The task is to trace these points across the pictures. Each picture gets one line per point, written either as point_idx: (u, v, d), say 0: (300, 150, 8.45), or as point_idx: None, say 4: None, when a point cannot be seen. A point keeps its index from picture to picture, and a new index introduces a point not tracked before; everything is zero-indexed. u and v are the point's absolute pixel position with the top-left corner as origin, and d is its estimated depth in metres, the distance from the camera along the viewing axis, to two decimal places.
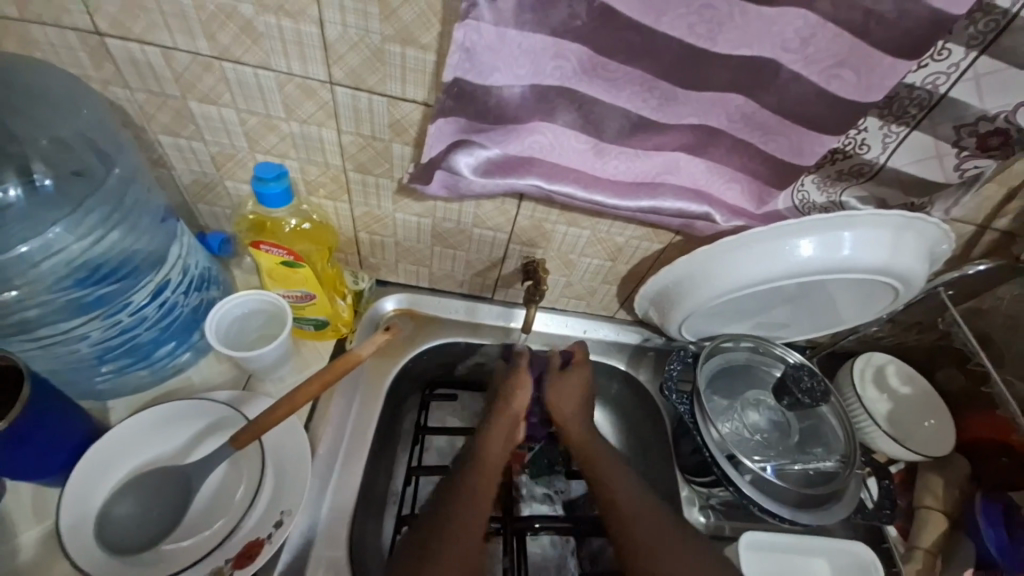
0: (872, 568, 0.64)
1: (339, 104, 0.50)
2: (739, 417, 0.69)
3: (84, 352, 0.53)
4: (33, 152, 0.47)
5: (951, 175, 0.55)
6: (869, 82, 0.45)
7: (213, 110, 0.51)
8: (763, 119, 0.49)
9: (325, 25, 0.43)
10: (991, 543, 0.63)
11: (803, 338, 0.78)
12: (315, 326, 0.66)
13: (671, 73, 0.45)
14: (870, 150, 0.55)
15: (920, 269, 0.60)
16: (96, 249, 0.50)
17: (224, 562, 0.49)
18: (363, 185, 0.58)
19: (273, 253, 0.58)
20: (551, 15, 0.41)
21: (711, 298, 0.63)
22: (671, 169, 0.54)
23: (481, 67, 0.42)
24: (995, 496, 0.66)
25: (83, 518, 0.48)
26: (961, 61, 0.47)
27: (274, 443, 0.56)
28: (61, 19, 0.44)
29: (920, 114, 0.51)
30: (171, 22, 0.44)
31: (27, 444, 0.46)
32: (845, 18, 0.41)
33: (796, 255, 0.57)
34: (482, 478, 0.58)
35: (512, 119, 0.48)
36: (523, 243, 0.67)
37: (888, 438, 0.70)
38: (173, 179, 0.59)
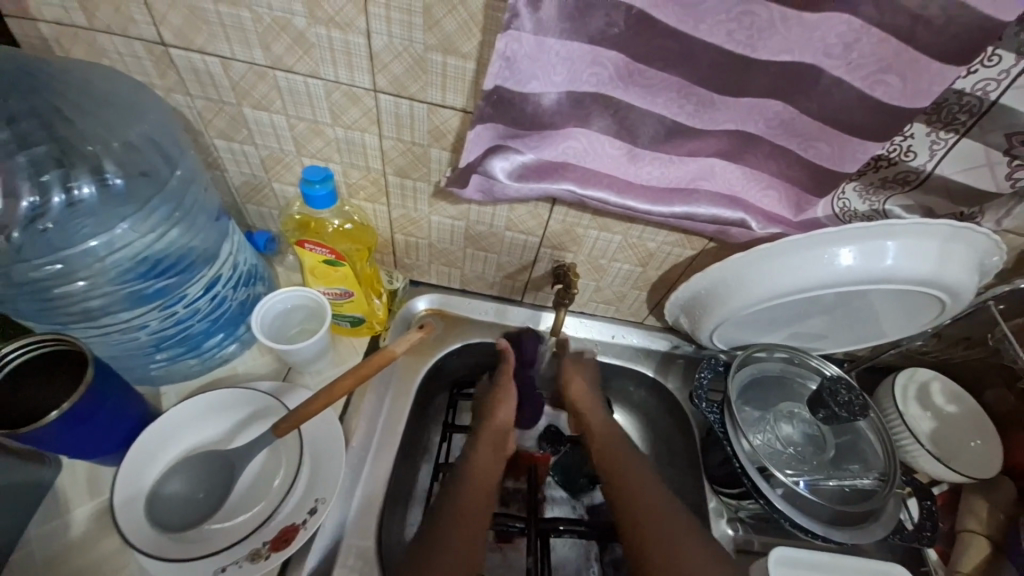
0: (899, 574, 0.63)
1: (382, 110, 0.52)
2: (772, 429, 0.68)
3: (143, 339, 0.57)
4: (105, 153, 0.51)
5: (1002, 184, 0.53)
6: (915, 88, 0.44)
7: (265, 116, 0.54)
8: (802, 126, 0.48)
9: (372, 36, 0.46)
10: None
11: (840, 350, 0.75)
12: (351, 322, 0.68)
13: (708, 79, 0.45)
14: (917, 158, 0.53)
15: (969, 281, 0.57)
16: (158, 244, 0.54)
17: (261, 545, 0.52)
18: (402, 188, 0.61)
19: (316, 252, 0.61)
20: (588, 25, 0.41)
21: (745, 307, 0.62)
22: (706, 174, 0.54)
23: (520, 75, 0.44)
24: None
25: (137, 495, 0.52)
26: (1012, 68, 0.46)
27: (310, 433, 0.59)
28: (130, 31, 0.47)
29: (970, 121, 0.49)
30: (231, 34, 0.47)
31: (88, 424, 0.49)
32: (890, 23, 0.40)
33: (835, 264, 0.56)
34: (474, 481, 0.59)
35: (548, 125, 0.49)
36: (554, 246, 0.68)
37: (930, 457, 0.67)
38: (226, 180, 0.63)
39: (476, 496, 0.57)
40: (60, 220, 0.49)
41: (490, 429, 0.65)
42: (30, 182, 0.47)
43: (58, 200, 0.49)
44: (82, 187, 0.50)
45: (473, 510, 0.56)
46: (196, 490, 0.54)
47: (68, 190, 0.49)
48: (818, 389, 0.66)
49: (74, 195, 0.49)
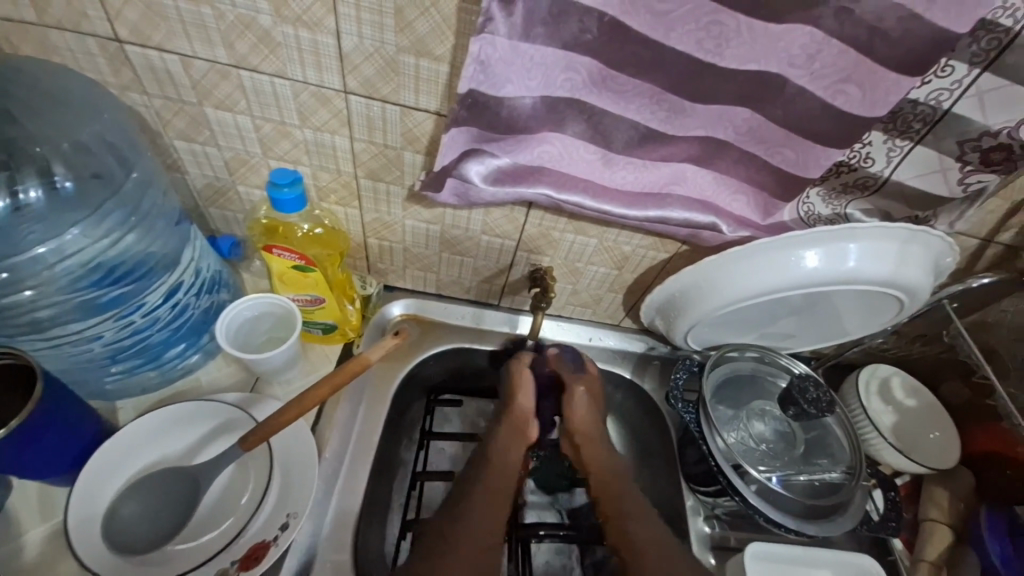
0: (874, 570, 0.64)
1: (353, 112, 0.50)
2: (745, 427, 0.69)
3: (97, 352, 0.54)
4: (53, 155, 0.48)
5: (955, 189, 0.55)
6: (874, 98, 0.45)
7: (228, 116, 0.52)
8: (769, 132, 0.50)
9: (342, 36, 0.44)
10: (996, 554, 0.63)
11: (808, 349, 0.78)
12: (324, 330, 0.66)
13: (679, 86, 0.46)
14: (875, 164, 0.56)
15: (926, 281, 0.60)
16: (113, 251, 0.51)
17: (230, 563, 0.50)
18: (374, 192, 0.59)
19: (285, 257, 0.59)
20: (562, 30, 0.41)
21: (718, 308, 0.63)
22: (678, 179, 0.55)
23: (495, 79, 0.43)
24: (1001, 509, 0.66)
25: (92, 516, 0.49)
26: (964, 78, 0.48)
27: (282, 446, 0.57)
28: (80, 25, 0.45)
29: (924, 129, 0.52)
30: (191, 31, 0.45)
31: (37, 445, 0.46)
32: (850, 34, 0.42)
33: (803, 266, 0.57)
34: (492, 477, 0.57)
35: (523, 130, 0.49)
36: (530, 250, 0.67)
37: (893, 450, 0.70)
38: (187, 183, 0.60)
39: (495, 500, 0.55)
40: (4, 227, 0.46)
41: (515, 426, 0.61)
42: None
43: (2, 205, 0.46)
44: (29, 191, 0.47)
45: (485, 511, 0.54)
46: (156, 510, 0.51)
47: (14, 195, 0.46)
48: (788, 387, 0.68)
49: (20, 200, 0.46)
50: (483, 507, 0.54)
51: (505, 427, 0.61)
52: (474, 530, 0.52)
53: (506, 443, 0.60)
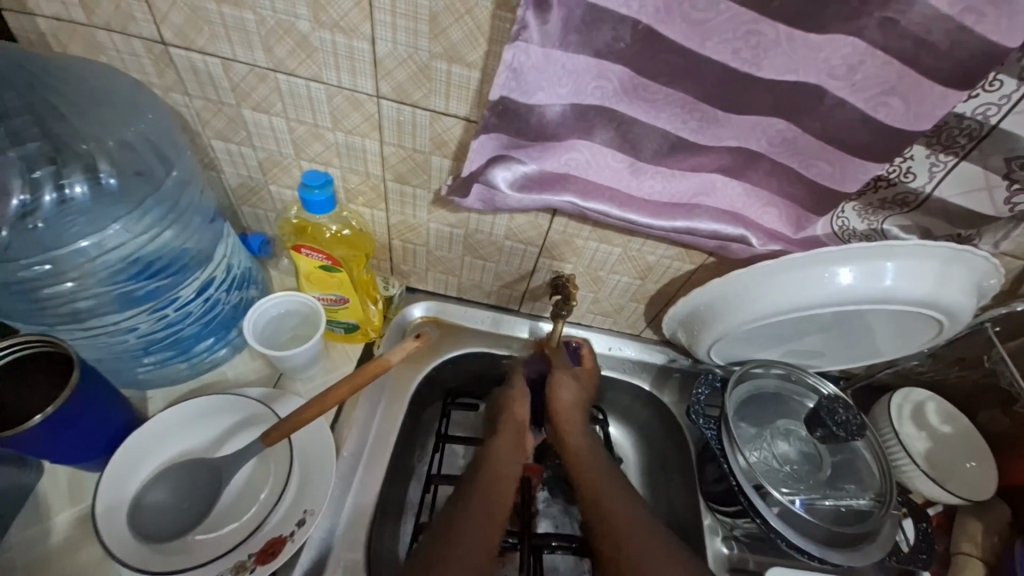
0: None
1: (384, 116, 0.51)
2: (768, 446, 0.67)
3: (131, 343, 0.56)
4: (99, 152, 0.50)
5: (1001, 210, 0.54)
6: (918, 111, 0.44)
7: (264, 118, 0.53)
8: (804, 145, 0.48)
9: (377, 41, 0.45)
10: None
11: (836, 368, 0.75)
12: (346, 329, 0.67)
13: (712, 96, 0.45)
14: (916, 179, 0.54)
15: (967, 303, 0.57)
16: (153, 246, 0.53)
17: (246, 556, 0.50)
18: (401, 195, 0.60)
19: (313, 257, 0.60)
20: (595, 38, 0.41)
21: (743, 323, 0.61)
22: (707, 189, 0.54)
23: (526, 86, 0.43)
24: None
25: (119, 502, 0.50)
26: (1013, 92, 0.46)
27: (301, 443, 0.57)
28: (131, 29, 0.47)
29: (970, 145, 0.50)
30: (233, 35, 0.46)
31: (73, 430, 0.48)
32: (895, 46, 0.41)
33: (835, 283, 0.56)
34: (495, 471, 0.58)
35: (551, 136, 0.49)
36: (552, 257, 0.67)
37: (926, 478, 0.67)
38: (222, 182, 0.62)
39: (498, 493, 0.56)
40: (51, 219, 0.48)
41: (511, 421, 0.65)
42: (21, 181, 0.46)
43: (49, 199, 0.47)
44: (74, 186, 0.49)
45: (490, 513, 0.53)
46: (180, 500, 0.53)
47: (60, 190, 0.48)
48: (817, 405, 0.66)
49: (66, 194, 0.48)
50: (480, 498, 0.54)
51: (506, 430, 0.64)
52: (481, 505, 0.53)
53: (501, 441, 0.62)
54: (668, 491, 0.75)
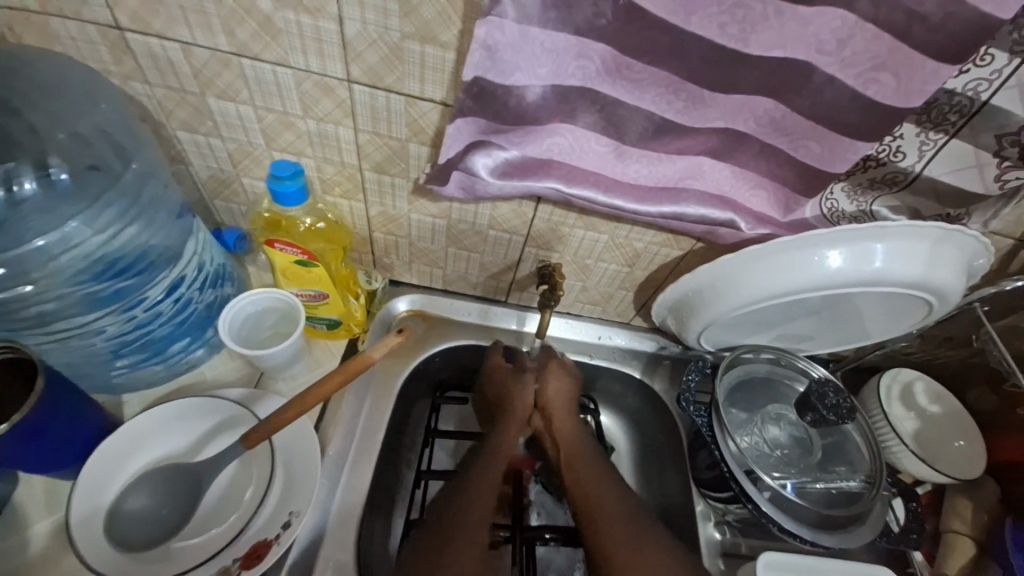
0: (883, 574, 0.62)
1: (357, 102, 0.49)
2: (759, 431, 0.67)
3: (100, 346, 0.54)
4: (52, 146, 0.47)
5: (990, 186, 0.53)
6: (909, 87, 0.43)
7: (231, 107, 0.51)
8: (793, 124, 0.47)
9: (344, 22, 0.43)
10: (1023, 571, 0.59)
11: (826, 351, 0.75)
12: (328, 325, 0.66)
13: (698, 74, 0.43)
14: (906, 158, 0.53)
15: (957, 283, 0.57)
16: (115, 243, 0.50)
17: (232, 561, 0.49)
18: (379, 184, 0.58)
19: (287, 252, 0.58)
20: (575, 14, 0.39)
21: (733, 309, 0.60)
22: (695, 173, 0.53)
23: (503, 66, 0.41)
24: None
25: (94, 512, 0.49)
26: (1004, 67, 0.45)
27: (283, 444, 0.56)
28: (80, 12, 0.44)
29: (960, 122, 0.49)
30: (191, 17, 0.43)
31: (42, 439, 0.46)
32: (885, 19, 0.39)
33: (825, 266, 0.55)
34: (500, 462, 0.59)
35: (532, 120, 0.47)
36: (539, 246, 0.65)
37: (916, 459, 0.67)
38: (191, 175, 0.59)
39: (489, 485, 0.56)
40: (2, 219, 0.45)
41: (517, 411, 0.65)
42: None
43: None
44: (24, 183, 0.46)
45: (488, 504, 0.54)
46: (159, 505, 0.51)
47: (9, 188, 0.45)
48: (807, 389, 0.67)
49: (16, 192, 0.46)
50: (475, 496, 0.54)
51: (513, 416, 0.64)
52: (482, 501, 0.54)
53: (504, 434, 0.62)
54: (660, 478, 0.75)
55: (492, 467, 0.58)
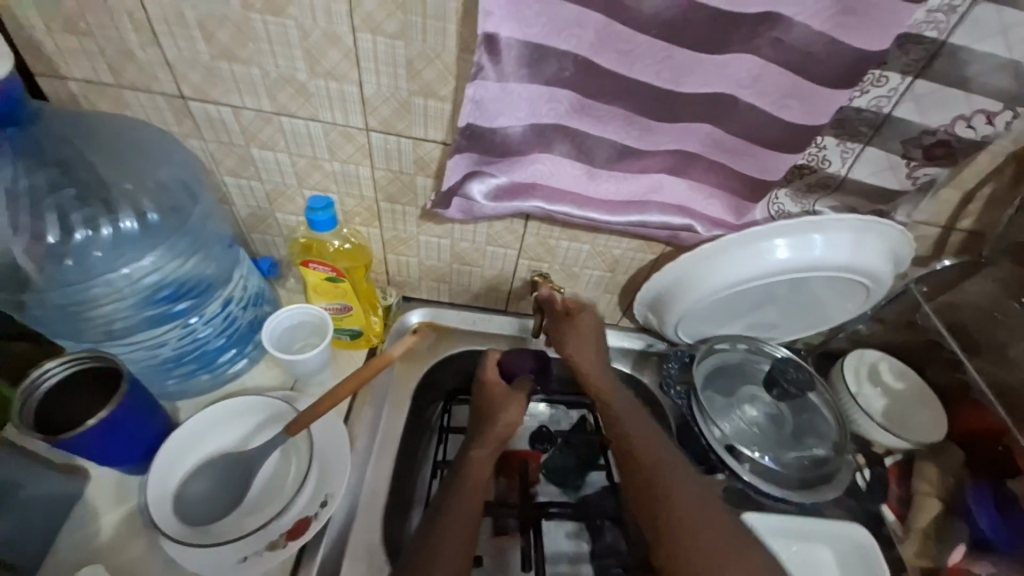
0: (868, 546, 0.68)
1: (374, 146, 0.60)
2: (736, 411, 0.74)
3: (164, 356, 0.63)
4: (141, 192, 0.59)
5: (906, 183, 0.62)
6: (814, 109, 0.53)
7: (270, 155, 0.62)
8: (730, 143, 0.58)
9: (363, 85, 0.54)
10: (985, 525, 0.65)
11: (797, 338, 0.83)
12: (351, 335, 0.74)
13: (646, 109, 0.54)
14: (833, 165, 0.63)
15: (888, 268, 0.66)
16: (180, 271, 0.61)
17: (278, 537, 0.57)
18: (392, 213, 0.68)
19: (319, 270, 0.68)
20: (545, 70, 0.50)
21: (700, 301, 0.69)
22: (656, 188, 0.63)
23: (489, 113, 0.52)
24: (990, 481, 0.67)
25: (163, 497, 0.57)
26: (899, 85, 0.55)
27: (320, 436, 0.64)
28: (153, 86, 0.55)
29: (871, 132, 0.59)
30: (242, 87, 0.55)
31: (117, 433, 0.54)
32: (785, 59, 0.50)
33: (773, 258, 0.64)
34: (470, 484, 0.60)
35: (517, 152, 0.58)
36: (531, 258, 0.76)
37: (878, 426, 0.73)
38: (233, 214, 0.70)
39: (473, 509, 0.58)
40: (107, 249, 0.57)
41: (491, 425, 0.67)
42: (81, 218, 0.56)
43: (106, 231, 0.57)
44: (125, 222, 0.58)
45: (464, 522, 0.56)
46: (217, 489, 0.60)
47: (114, 224, 0.57)
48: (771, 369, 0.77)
49: (118, 227, 0.57)
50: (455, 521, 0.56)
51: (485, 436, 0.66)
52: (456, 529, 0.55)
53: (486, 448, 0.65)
54: None
55: (465, 487, 0.60)
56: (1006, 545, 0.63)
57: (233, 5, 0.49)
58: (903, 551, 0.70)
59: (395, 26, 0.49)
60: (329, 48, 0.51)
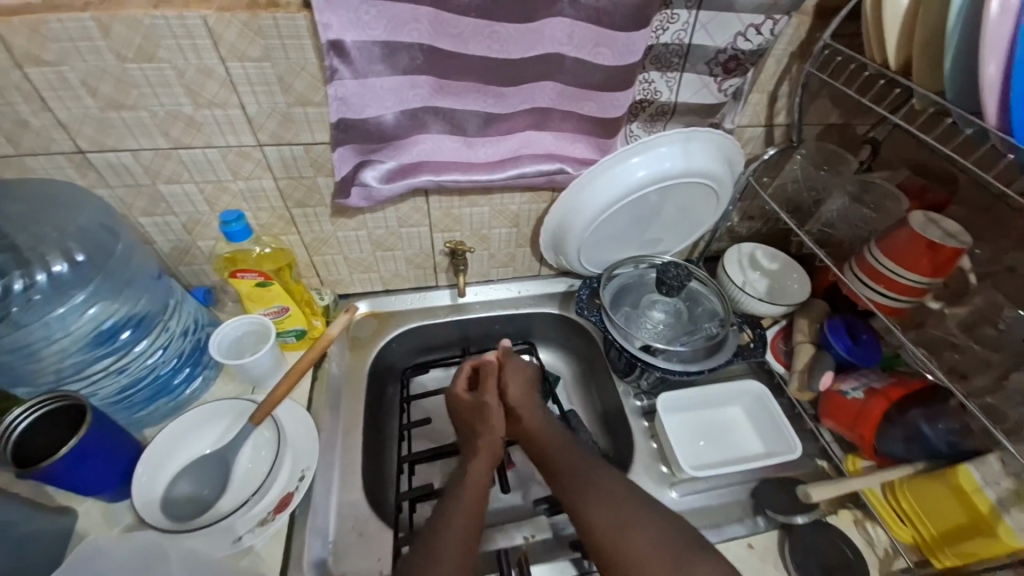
0: (766, 395, 0.80)
1: (271, 159, 0.68)
2: (643, 317, 0.87)
3: (121, 385, 0.68)
4: (67, 238, 0.64)
5: (720, 95, 0.76)
6: (621, 50, 0.64)
7: (177, 187, 0.68)
8: (570, 92, 0.69)
9: (245, 106, 0.62)
10: (841, 349, 0.77)
11: (681, 246, 0.96)
12: (296, 336, 0.81)
13: (492, 78, 0.65)
14: (664, 95, 0.76)
15: (724, 169, 0.80)
16: (113, 308, 0.66)
17: (267, 513, 0.63)
18: (306, 216, 0.76)
19: (247, 278, 0.74)
20: (397, 62, 0.60)
21: (587, 227, 0.81)
22: (525, 143, 0.74)
23: (355, 107, 0.62)
24: (841, 317, 0.80)
25: (152, 500, 0.63)
26: (689, 19, 0.67)
27: (290, 428, 0.71)
28: (52, 147, 0.61)
29: (681, 61, 0.72)
30: (135, 131, 0.61)
31: (92, 459, 0.58)
32: (585, 16, 0.61)
33: (634, 175, 0.75)
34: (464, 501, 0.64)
35: (396, 137, 0.67)
36: (443, 230, 0.85)
37: (757, 300, 0.86)
38: (157, 251, 0.75)
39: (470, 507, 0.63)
40: (45, 292, 0.63)
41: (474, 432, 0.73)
42: (17, 269, 0.62)
43: (40, 278, 0.63)
44: (57, 265, 0.64)
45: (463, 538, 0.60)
46: (202, 486, 0.66)
47: (48, 269, 0.63)
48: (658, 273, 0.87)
49: (52, 271, 0.63)
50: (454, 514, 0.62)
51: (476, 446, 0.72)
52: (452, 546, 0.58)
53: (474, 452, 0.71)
54: (595, 380, 0.95)
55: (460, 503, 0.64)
56: (861, 361, 0.75)
57: (108, 59, 0.55)
58: (790, 390, 0.82)
59: (257, 50, 0.57)
60: (205, 80, 0.59)
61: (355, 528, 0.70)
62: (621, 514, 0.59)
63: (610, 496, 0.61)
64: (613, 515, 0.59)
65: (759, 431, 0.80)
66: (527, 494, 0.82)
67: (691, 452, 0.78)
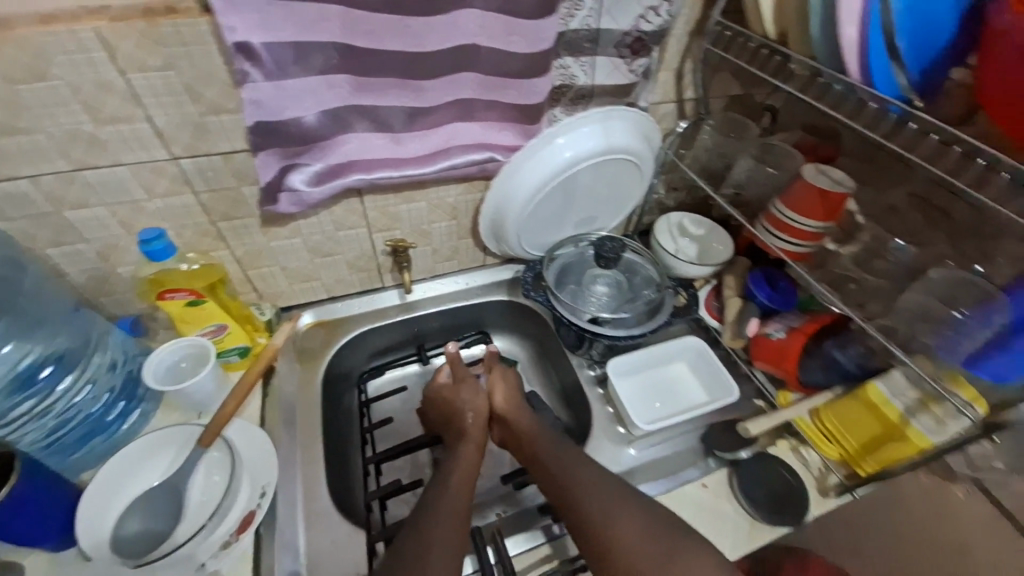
0: (705, 348, 0.87)
1: (188, 173, 0.65)
2: (587, 292, 0.91)
3: (49, 428, 0.65)
4: None
5: (631, 75, 0.80)
6: (533, 37, 0.67)
7: (86, 213, 0.64)
8: (490, 81, 0.71)
9: (153, 119, 0.59)
10: (763, 297, 0.85)
11: (615, 222, 1.01)
12: (240, 355, 0.78)
13: (411, 72, 0.65)
14: (580, 79, 0.80)
15: (641, 145, 0.85)
16: (28, 348, 0.64)
17: (229, 535, 0.61)
18: (235, 229, 0.73)
19: (177, 298, 0.71)
20: (312, 63, 0.59)
21: (521, 211, 0.83)
22: (453, 135, 0.75)
23: (274, 110, 0.61)
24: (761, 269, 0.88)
25: (101, 541, 0.60)
26: (593, 4, 0.71)
27: (244, 449, 0.69)
28: None
29: (591, 45, 0.76)
30: (30, 156, 0.57)
31: (26, 508, 0.54)
32: (495, 6, 0.64)
33: (560, 156, 0.79)
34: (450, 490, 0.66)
35: (320, 138, 0.66)
36: (382, 230, 0.85)
37: (688, 262, 0.92)
38: (71, 283, 0.70)
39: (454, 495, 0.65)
40: None
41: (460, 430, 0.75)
42: None
43: None
44: None
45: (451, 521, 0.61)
46: (154, 519, 0.63)
47: None
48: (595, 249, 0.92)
49: None
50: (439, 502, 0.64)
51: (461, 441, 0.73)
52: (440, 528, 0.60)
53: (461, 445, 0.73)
54: (549, 359, 0.98)
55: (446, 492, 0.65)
56: (780, 305, 0.85)
57: None
58: (725, 340, 0.89)
59: (159, 59, 0.55)
60: (105, 96, 0.55)
61: (327, 534, 0.69)
62: (600, 496, 0.62)
63: (588, 479, 0.64)
64: (595, 496, 0.62)
65: (703, 382, 0.86)
66: (498, 475, 0.84)
67: (645, 410, 0.83)
